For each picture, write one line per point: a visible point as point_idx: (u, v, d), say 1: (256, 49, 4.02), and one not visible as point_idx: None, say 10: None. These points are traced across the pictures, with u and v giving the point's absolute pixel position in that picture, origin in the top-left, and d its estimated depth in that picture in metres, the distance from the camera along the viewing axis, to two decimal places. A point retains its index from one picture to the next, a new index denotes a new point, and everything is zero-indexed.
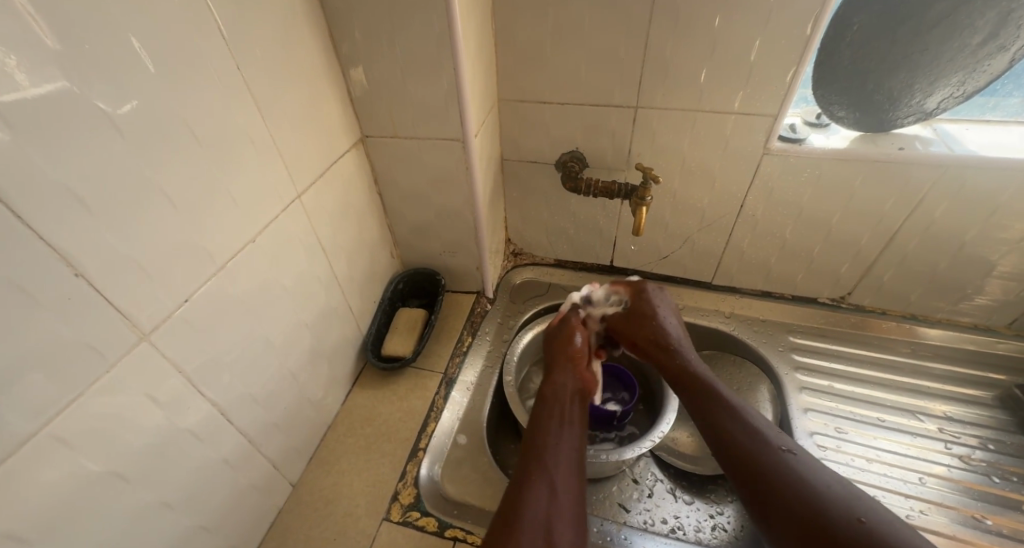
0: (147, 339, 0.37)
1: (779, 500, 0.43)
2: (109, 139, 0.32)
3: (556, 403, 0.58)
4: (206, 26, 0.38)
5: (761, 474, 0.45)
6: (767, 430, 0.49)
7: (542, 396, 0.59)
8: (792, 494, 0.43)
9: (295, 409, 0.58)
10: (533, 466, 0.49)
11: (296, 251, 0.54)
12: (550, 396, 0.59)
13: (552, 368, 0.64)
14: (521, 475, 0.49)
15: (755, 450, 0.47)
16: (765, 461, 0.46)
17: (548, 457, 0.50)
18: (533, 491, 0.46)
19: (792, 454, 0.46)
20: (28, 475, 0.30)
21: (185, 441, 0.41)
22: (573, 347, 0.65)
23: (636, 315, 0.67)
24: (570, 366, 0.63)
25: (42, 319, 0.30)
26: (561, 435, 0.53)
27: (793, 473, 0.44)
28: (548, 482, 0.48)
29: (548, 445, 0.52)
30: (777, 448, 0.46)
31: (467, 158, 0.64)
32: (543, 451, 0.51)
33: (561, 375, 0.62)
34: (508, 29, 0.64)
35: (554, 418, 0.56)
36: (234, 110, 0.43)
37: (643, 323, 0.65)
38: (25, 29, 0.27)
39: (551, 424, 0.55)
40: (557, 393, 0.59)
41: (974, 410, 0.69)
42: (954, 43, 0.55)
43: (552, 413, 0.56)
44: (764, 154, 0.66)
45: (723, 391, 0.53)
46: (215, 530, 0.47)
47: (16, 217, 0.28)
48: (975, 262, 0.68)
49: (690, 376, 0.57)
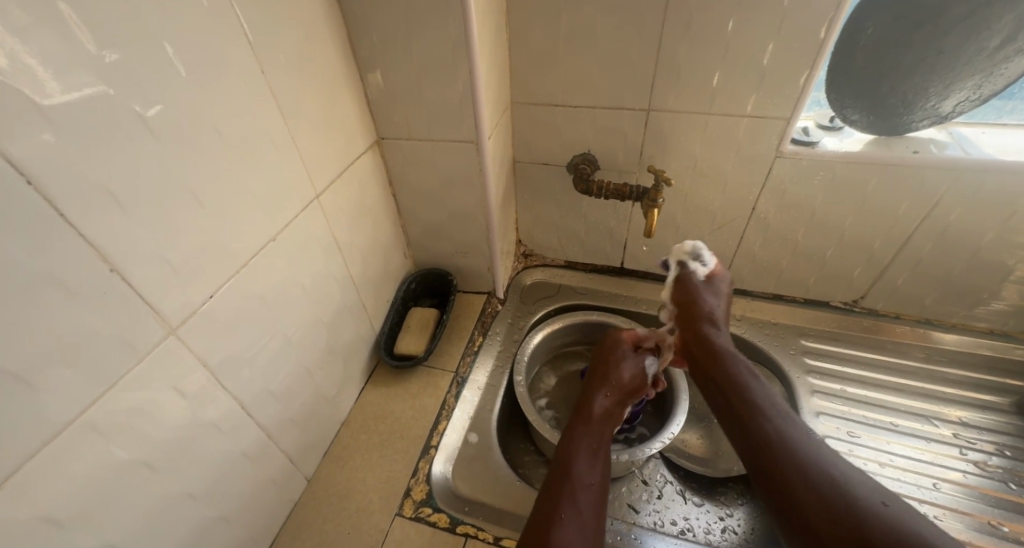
0: (174, 333, 0.38)
1: (810, 479, 0.42)
2: (143, 141, 0.34)
3: (597, 433, 0.58)
4: (234, 34, 0.40)
5: (776, 449, 0.45)
6: (795, 417, 0.48)
7: (585, 419, 0.59)
8: (817, 479, 0.42)
9: (310, 405, 0.59)
10: (563, 497, 0.49)
11: (314, 249, 0.55)
12: (586, 423, 0.59)
13: (597, 388, 0.64)
14: (552, 506, 0.48)
15: (774, 428, 0.47)
16: (783, 439, 0.45)
17: (580, 491, 0.50)
18: (565, 527, 0.46)
19: (815, 438, 0.46)
20: (63, 463, 0.31)
21: (207, 433, 0.42)
22: (630, 377, 0.65)
23: (698, 286, 0.65)
24: (620, 399, 0.63)
25: (78, 311, 0.31)
26: (593, 470, 0.53)
27: (828, 462, 0.43)
28: (578, 520, 0.47)
29: (583, 481, 0.51)
30: (797, 430, 0.46)
31: (481, 160, 0.65)
32: (576, 482, 0.51)
33: (608, 404, 0.62)
34: (522, 35, 0.65)
35: (591, 448, 0.55)
36: (258, 114, 0.44)
37: (699, 296, 0.63)
38: (68, 36, 0.29)
39: (586, 455, 0.54)
40: (601, 423, 0.60)
41: (990, 416, 0.69)
42: (971, 47, 0.54)
43: (589, 444, 0.56)
44: (777, 157, 0.66)
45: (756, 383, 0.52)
46: (234, 520, 0.48)
47: (58, 214, 0.29)
48: (991, 266, 0.68)
49: (714, 355, 0.57)
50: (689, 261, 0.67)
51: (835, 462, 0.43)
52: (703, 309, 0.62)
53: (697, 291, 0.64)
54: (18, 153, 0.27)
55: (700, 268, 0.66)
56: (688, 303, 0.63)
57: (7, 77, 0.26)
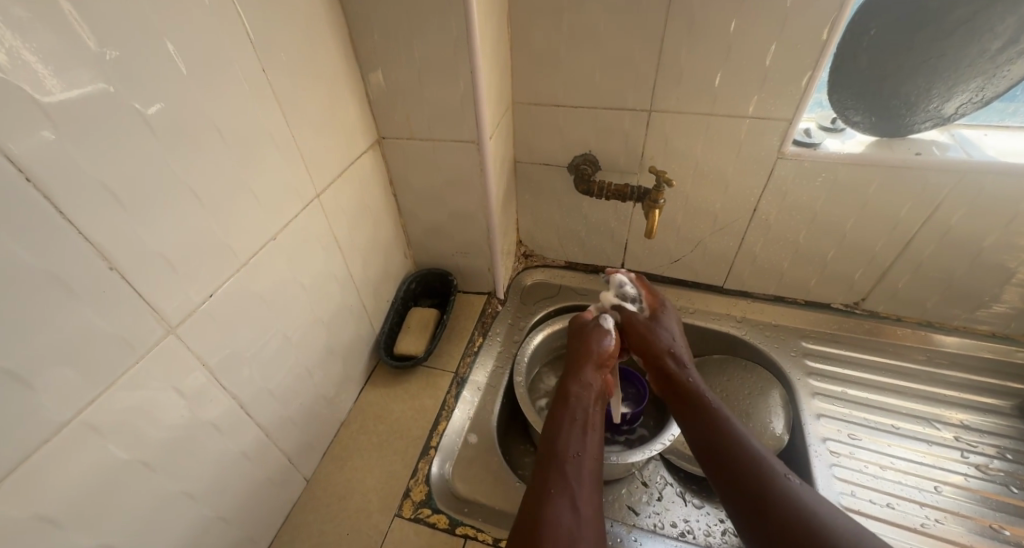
0: (173, 331, 0.38)
1: (789, 528, 0.42)
2: (143, 138, 0.34)
3: (579, 406, 0.58)
4: (235, 32, 0.40)
5: (763, 503, 0.44)
6: (772, 460, 0.48)
7: (565, 397, 0.59)
8: (796, 527, 0.42)
9: (310, 404, 0.58)
10: (552, 479, 0.49)
11: (314, 249, 0.55)
12: (573, 398, 0.58)
13: (577, 365, 0.63)
14: (541, 487, 0.48)
15: (754, 475, 0.46)
16: (770, 492, 0.45)
17: (570, 471, 0.50)
18: (556, 505, 0.46)
19: (796, 484, 0.46)
20: (61, 461, 0.31)
21: (206, 433, 0.42)
22: (602, 347, 0.64)
23: (645, 325, 0.66)
24: (597, 367, 0.62)
25: (76, 310, 0.31)
26: (579, 444, 0.53)
27: (806, 507, 0.43)
28: (569, 498, 0.47)
29: (568, 455, 0.51)
30: (781, 478, 0.46)
31: (482, 159, 0.64)
32: (563, 462, 0.51)
33: (587, 376, 0.61)
34: (523, 35, 0.65)
35: (574, 423, 0.55)
36: (259, 112, 0.44)
37: (652, 334, 0.64)
38: (69, 32, 0.28)
39: (569, 430, 0.54)
40: (581, 395, 0.59)
41: (992, 419, 0.68)
42: (973, 48, 0.54)
43: (571, 419, 0.56)
44: (779, 158, 0.66)
45: (733, 421, 0.52)
46: (233, 520, 0.48)
47: (57, 211, 0.29)
48: (994, 269, 0.67)
49: (689, 396, 0.56)
50: (622, 303, 0.70)
51: (821, 513, 0.42)
52: (661, 344, 0.63)
53: (648, 331, 0.65)
54: (18, 149, 0.27)
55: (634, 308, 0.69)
56: (646, 344, 0.64)
57: (7, 74, 0.26)
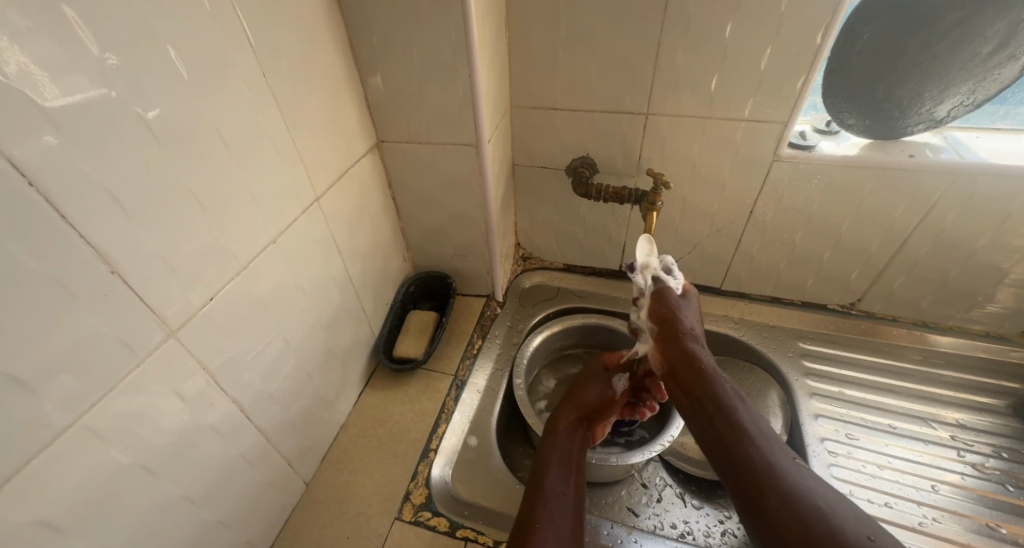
0: (174, 336, 0.38)
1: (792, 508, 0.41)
2: (143, 142, 0.34)
3: (564, 446, 0.58)
4: (237, 38, 0.40)
5: (767, 482, 0.44)
6: (779, 445, 0.48)
7: (552, 435, 0.60)
8: (802, 507, 0.41)
9: (309, 407, 0.58)
10: (536, 508, 0.49)
11: (314, 252, 0.55)
12: (560, 437, 0.59)
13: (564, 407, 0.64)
14: (526, 519, 0.48)
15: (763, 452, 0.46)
16: (772, 477, 0.44)
17: (555, 505, 0.50)
18: (541, 533, 0.46)
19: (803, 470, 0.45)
20: (62, 464, 0.31)
21: (206, 437, 0.42)
22: (596, 397, 0.64)
23: (674, 301, 0.62)
24: (582, 416, 0.63)
25: (78, 313, 0.31)
26: (566, 481, 0.53)
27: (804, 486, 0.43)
28: (553, 527, 0.47)
29: (554, 491, 0.52)
30: (788, 462, 0.46)
31: (481, 163, 0.65)
32: (548, 493, 0.51)
33: (572, 420, 0.62)
34: (521, 39, 0.65)
35: (561, 461, 0.56)
36: (259, 117, 0.44)
37: (677, 312, 0.61)
38: (71, 36, 0.29)
39: (558, 469, 0.55)
40: (567, 435, 0.60)
41: (987, 418, 0.69)
42: (965, 52, 0.55)
43: (558, 458, 0.56)
44: (775, 160, 0.67)
45: (740, 406, 0.51)
46: (232, 525, 0.48)
47: (61, 215, 0.29)
48: (986, 270, 0.68)
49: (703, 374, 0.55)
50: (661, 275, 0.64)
51: (821, 494, 0.42)
52: (684, 325, 0.60)
53: (674, 309, 0.62)
54: (20, 154, 0.27)
55: (673, 283, 0.64)
56: (671, 319, 0.60)
57: (10, 80, 0.26)
